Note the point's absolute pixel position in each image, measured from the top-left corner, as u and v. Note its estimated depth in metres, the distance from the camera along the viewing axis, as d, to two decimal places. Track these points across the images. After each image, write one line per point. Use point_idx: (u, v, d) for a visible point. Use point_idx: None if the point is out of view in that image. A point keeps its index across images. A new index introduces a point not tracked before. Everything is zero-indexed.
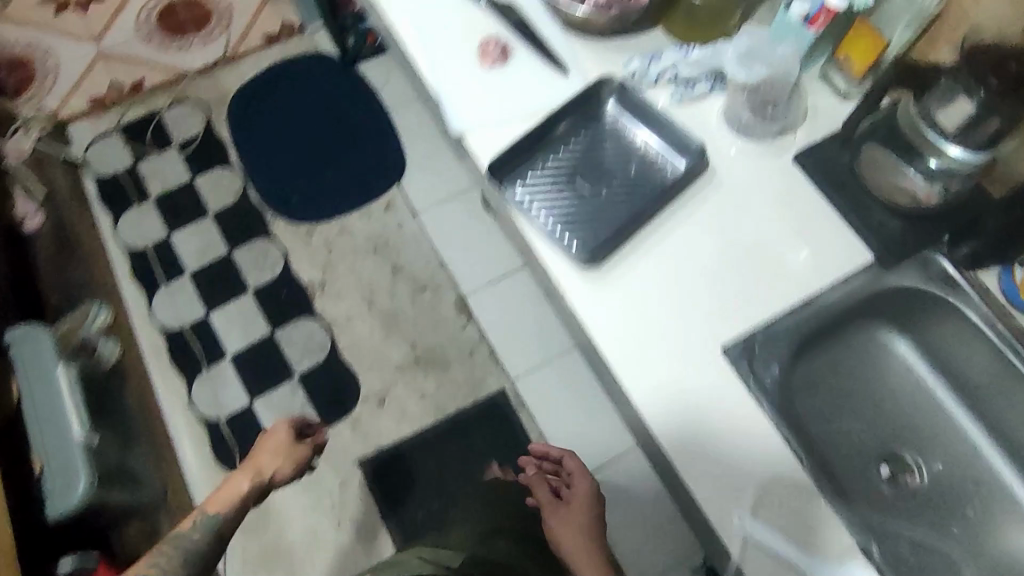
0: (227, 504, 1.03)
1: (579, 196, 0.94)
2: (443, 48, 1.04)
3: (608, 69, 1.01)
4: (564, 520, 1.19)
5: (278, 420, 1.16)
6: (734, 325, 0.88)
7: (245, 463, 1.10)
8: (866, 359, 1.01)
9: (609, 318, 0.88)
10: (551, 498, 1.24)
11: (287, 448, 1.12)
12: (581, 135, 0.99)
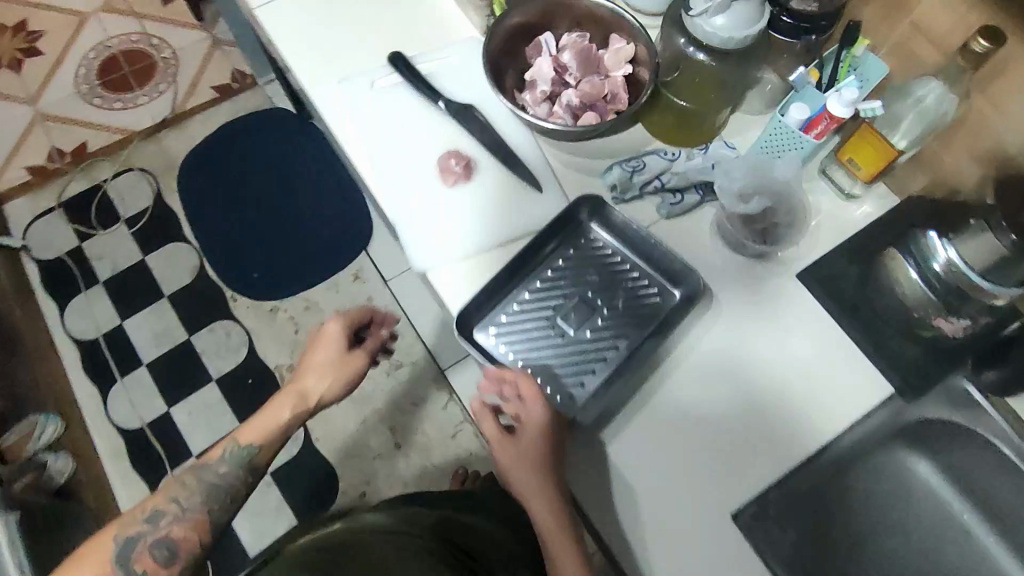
0: (261, 438, 0.87)
1: (563, 337, 0.84)
2: (398, 166, 0.92)
3: (586, 183, 0.91)
4: (543, 459, 0.77)
5: (336, 318, 0.93)
6: (744, 483, 0.78)
7: (303, 380, 0.91)
8: (890, 491, 0.90)
9: (605, 487, 0.78)
10: (534, 397, 0.76)
11: (336, 363, 0.91)
12: (559, 259, 0.87)
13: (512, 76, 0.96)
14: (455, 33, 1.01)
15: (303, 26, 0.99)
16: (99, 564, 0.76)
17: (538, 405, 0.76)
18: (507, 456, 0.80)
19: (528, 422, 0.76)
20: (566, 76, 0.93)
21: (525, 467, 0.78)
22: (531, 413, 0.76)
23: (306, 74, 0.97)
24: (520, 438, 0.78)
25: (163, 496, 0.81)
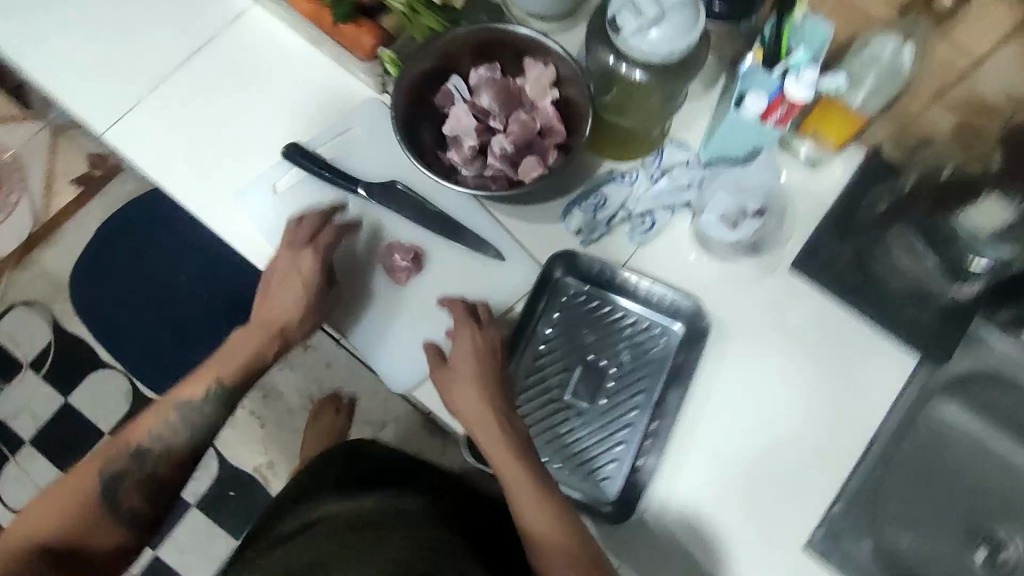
0: (231, 373, 0.76)
1: (579, 415, 0.76)
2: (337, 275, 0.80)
3: (549, 234, 0.81)
4: (481, 385, 0.71)
5: (297, 223, 0.77)
6: (805, 507, 0.75)
7: (270, 294, 0.77)
8: (930, 438, 0.80)
9: (674, 561, 0.72)
10: (470, 322, 0.74)
11: (291, 269, 0.76)
12: (545, 326, 0.78)
13: (429, 135, 0.81)
14: (348, 94, 0.85)
15: (172, 135, 0.84)
16: (124, 447, 0.71)
17: (468, 333, 0.73)
18: (446, 388, 0.72)
19: (461, 346, 0.72)
20: (492, 121, 0.81)
21: (463, 397, 0.71)
22: (462, 341, 0.72)
23: (195, 198, 0.82)
24: (452, 365, 0.73)
25: (135, 438, 0.72)
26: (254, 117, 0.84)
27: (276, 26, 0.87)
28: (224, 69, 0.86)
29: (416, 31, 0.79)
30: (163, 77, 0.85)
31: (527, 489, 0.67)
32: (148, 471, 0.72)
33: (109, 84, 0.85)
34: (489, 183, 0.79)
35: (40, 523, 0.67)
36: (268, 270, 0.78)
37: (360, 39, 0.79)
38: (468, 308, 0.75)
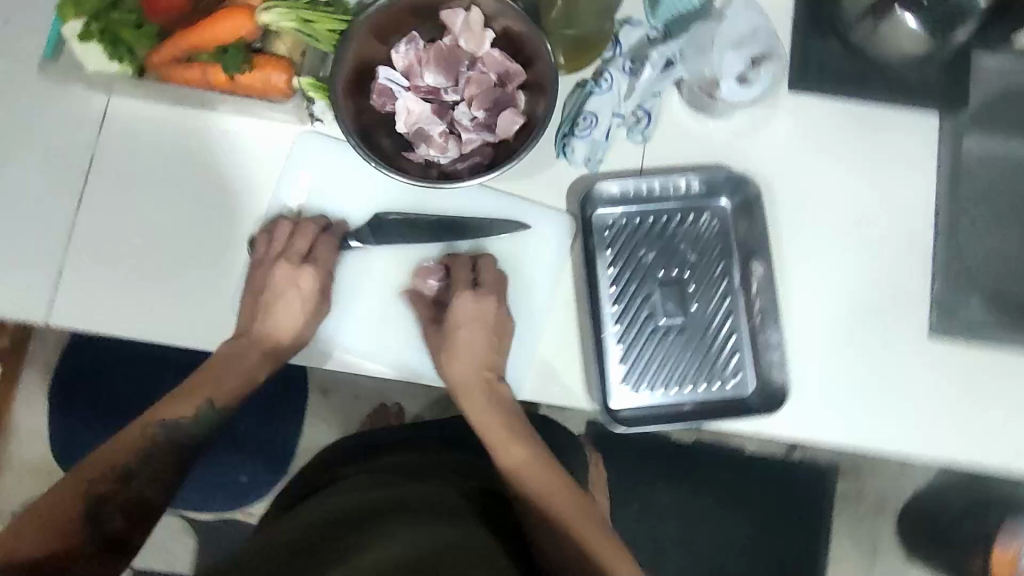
0: (229, 390, 0.70)
1: (682, 331, 0.73)
2: (379, 326, 0.72)
3: (556, 180, 0.74)
4: (479, 339, 0.71)
5: (281, 265, 0.70)
6: (911, 303, 0.75)
7: (262, 325, 0.71)
8: (966, 173, 0.76)
9: (826, 417, 0.72)
10: (463, 284, 0.71)
11: (284, 287, 0.70)
12: (605, 266, 0.74)
13: (390, 141, 0.72)
14: (273, 141, 0.72)
15: (117, 281, 0.72)
16: (136, 442, 0.65)
17: (468, 296, 0.70)
18: (444, 348, 0.71)
19: (457, 307, 0.70)
20: (443, 96, 0.72)
21: (462, 358, 0.71)
22: (459, 300, 0.70)
23: (188, 334, 0.72)
24: (449, 326, 0.71)
25: (139, 437, 0.66)
26: (192, 217, 0.72)
27: (151, 106, 0.72)
28: (127, 184, 0.72)
29: (322, 42, 0.68)
30: (69, 226, 0.72)
31: (529, 454, 0.70)
32: (144, 486, 0.65)
33: (14, 262, 0.72)
34: (478, 160, 0.71)
35: (41, 532, 0.59)
36: (248, 289, 0.71)
37: (267, 78, 0.68)
38: (469, 271, 0.72)
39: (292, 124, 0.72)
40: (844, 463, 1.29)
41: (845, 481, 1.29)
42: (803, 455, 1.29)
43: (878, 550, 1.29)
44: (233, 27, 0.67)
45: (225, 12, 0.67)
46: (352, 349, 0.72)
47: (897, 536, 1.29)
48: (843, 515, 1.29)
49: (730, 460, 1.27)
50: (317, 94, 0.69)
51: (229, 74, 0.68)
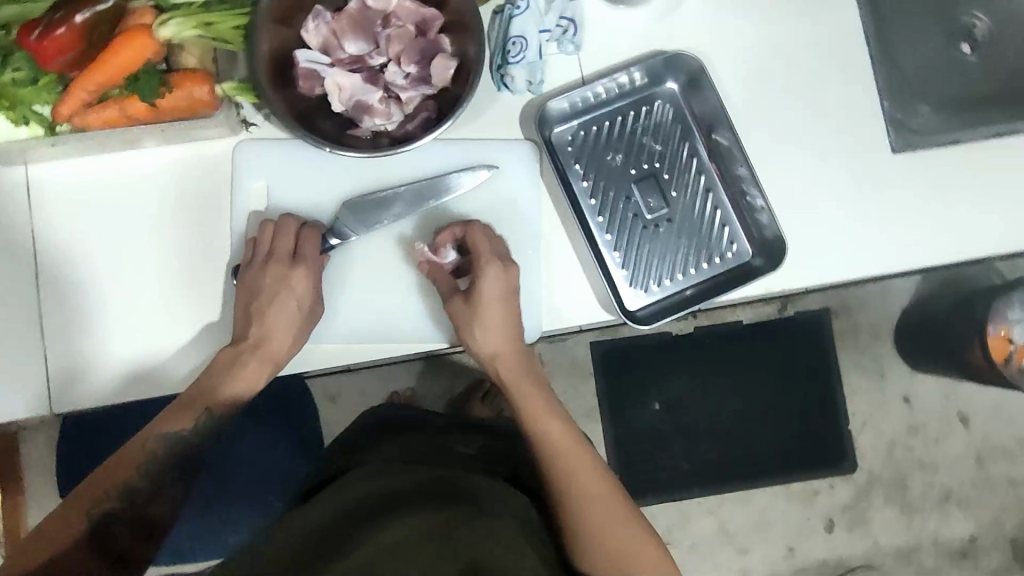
0: (226, 401, 0.66)
1: (669, 220, 0.74)
2: (384, 308, 0.72)
3: (505, 115, 0.73)
4: (509, 313, 0.70)
5: (286, 263, 0.67)
6: (869, 130, 0.76)
7: (266, 335, 0.67)
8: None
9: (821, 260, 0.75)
10: (489, 258, 0.69)
11: (275, 290, 0.67)
12: (578, 181, 0.74)
13: (331, 123, 0.70)
14: (215, 160, 0.70)
15: (107, 350, 0.69)
16: (135, 458, 0.64)
17: (499, 269, 0.68)
18: (471, 320, 0.69)
19: (486, 280, 0.68)
20: (371, 61, 0.69)
21: (495, 330, 0.70)
22: (487, 271, 0.68)
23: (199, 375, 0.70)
24: (472, 299, 0.69)
25: (137, 452, 0.64)
26: (161, 262, 0.69)
27: (79, 162, 0.69)
28: (82, 251, 0.69)
29: (231, 42, 0.65)
30: (36, 311, 0.68)
31: (567, 439, 0.72)
32: (145, 498, 0.64)
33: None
34: (425, 117, 0.70)
35: (38, 544, 0.60)
36: (243, 297, 0.67)
37: (188, 94, 0.63)
38: (490, 243, 0.70)
39: (228, 137, 0.70)
40: (833, 304, 1.35)
41: (839, 320, 1.35)
42: (796, 308, 1.34)
43: (886, 372, 1.37)
44: (137, 52, 0.63)
45: (122, 37, 0.62)
46: (364, 340, 0.71)
47: (897, 353, 1.37)
48: (847, 351, 1.36)
49: (732, 336, 1.32)
50: (243, 97, 0.67)
51: (150, 102, 0.64)
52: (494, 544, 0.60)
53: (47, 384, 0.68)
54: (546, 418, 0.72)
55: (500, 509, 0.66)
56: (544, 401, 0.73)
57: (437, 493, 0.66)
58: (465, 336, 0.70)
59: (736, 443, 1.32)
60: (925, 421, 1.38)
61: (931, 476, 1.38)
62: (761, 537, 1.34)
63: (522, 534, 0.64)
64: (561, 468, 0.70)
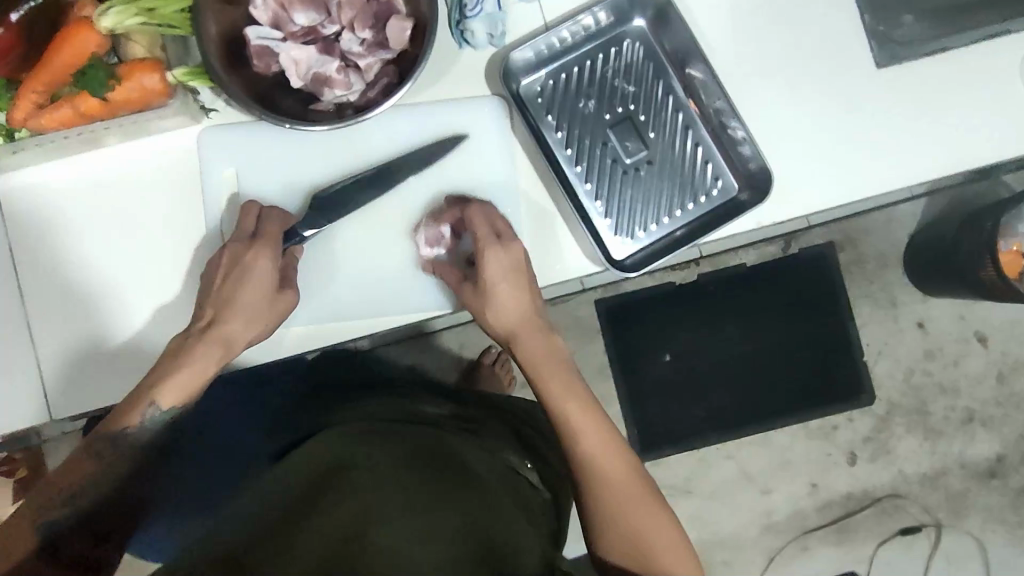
0: (179, 393, 0.60)
1: (649, 163, 0.72)
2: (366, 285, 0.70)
3: (471, 76, 0.71)
4: (519, 293, 0.68)
5: (252, 247, 0.64)
6: (850, 46, 0.72)
7: (225, 323, 0.62)
8: None
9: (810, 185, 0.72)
10: (488, 238, 0.66)
11: (235, 272, 0.63)
12: (552, 132, 0.72)
13: (293, 100, 0.68)
14: (180, 152, 0.69)
15: (98, 353, 0.69)
16: (85, 458, 0.61)
17: (498, 249, 0.66)
18: (480, 305, 0.68)
19: (488, 264, 0.66)
20: (323, 30, 0.67)
21: (508, 314, 0.68)
22: (490, 254, 0.66)
23: None
24: (479, 279, 0.67)
25: (86, 454, 0.61)
26: (141, 260, 0.69)
27: (44, 167, 0.68)
28: (61, 257, 0.68)
29: (178, 26, 0.63)
30: (24, 322, 0.68)
31: (587, 413, 0.67)
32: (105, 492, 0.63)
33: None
34: (387, 82, 0.67)
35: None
36: (206, 274, 0.65)
37: (139, 85, 0.61)
38: (494, 224, 0.67)
39: (190, 126, 0.69)
40: (838, 237, 1.33)
41: (846, 253, 1.33)
42: (800, 245, 1.32)
43: (896, 300, 1.35)
44: (81, 47, 0.61)
45: (65, 32, 0.60)
46: (351, 318, 0.71)
47: (907, 279, 1.34)
48: (856, 283, 1.33)
49: (736, 279, 1.30)
50: (199, 82, 0.64)
51: (101, 97, 0.62)
52: (489, 521, 0.63)
53: (43, 393, 0.68)
54: (569, 398, 0.68)
55: (488, 483, 0.69)
56: (563, 375, 0.69)
57: (431, 466, 0.68)
58: (478, 319, 0.70)
59: (749, 386, 1.31)
60: (941, 345, 1.36)
61: (951, 399, 1.36)
62: (783, 476, 1.34)
63: (513, 511, 0.68)
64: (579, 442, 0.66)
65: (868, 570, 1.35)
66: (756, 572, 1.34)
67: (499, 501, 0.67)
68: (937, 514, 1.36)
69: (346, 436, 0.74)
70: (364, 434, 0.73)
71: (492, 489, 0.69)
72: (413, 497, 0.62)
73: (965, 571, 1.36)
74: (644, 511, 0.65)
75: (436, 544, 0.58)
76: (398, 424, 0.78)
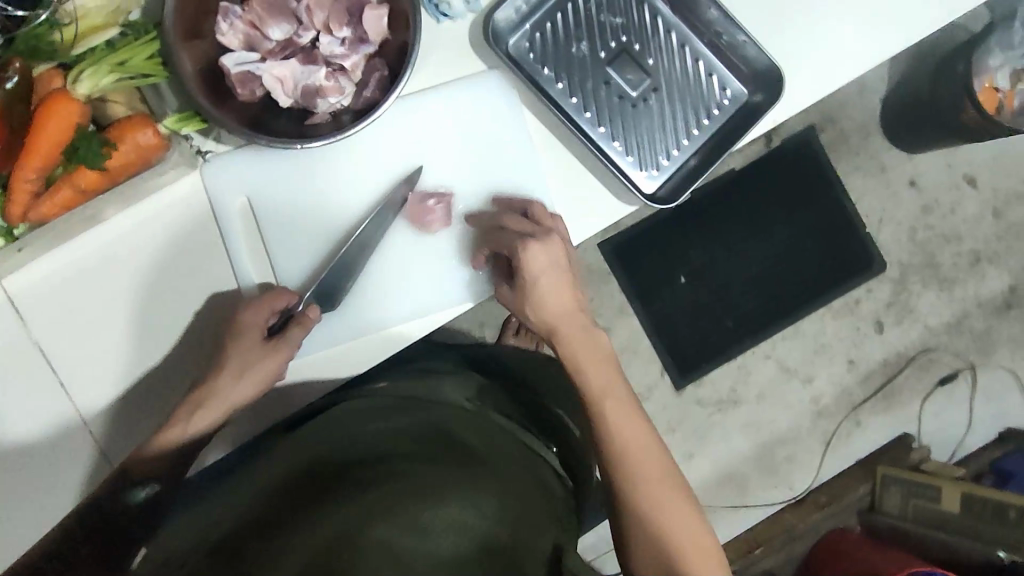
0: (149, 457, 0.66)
1: (655, 90, 0.71)
2: (388, 292, 0.70)
3: (454, 53, 0.69)
4: (559, 288, 0.68)
5: (249, 307, 0.65)
6: None
7: (211, 384, 0.66)
8: None
9: (813, 69, 0.70)
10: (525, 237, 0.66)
11: (246, 348, 0.65)
12: (552, 84, 0.70)
13: (285, 120, 0.65)
14: (180, 204, 0.67)
15: (153, 413, 0.70)
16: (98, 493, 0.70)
17: (538, 246, 0.65)
18: (526, 300, 0.68)
19: (529, 261, 0.65)
20: (299, 40, 0.64)
21: (550, 308, 0.68)
22: (529, 249, 0.65)
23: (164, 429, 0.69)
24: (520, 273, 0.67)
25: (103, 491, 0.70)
26: (169, 321, 0.69)
27: (44, 259, 0.65)
28: (88, 338, 0.68)
29: (151, 73, 0.63)
30: (73, 407, 0.69)
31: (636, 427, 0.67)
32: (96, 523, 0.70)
33: (58, 463, 0.69)
34: (379, 76, 0.64)
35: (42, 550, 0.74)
36: (232, 334, 0.66)
37: (134, 143, 0.63)
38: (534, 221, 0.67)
39: (190, 176, 0.67)
40: (816, 119, 1.29)
41: (827, 133, 1.30)
42: (782, 137, 1.29)
43: (885, 164, 1.32)
44: (64, 119, 0.62)
45: (45, 110, 0.61)
46: (398, 323, 0.71)
47: (891, 142, 1.31)
48: (843, 158, 1.30)
49: (731, 186, 1.27)
50: (189, 126, 0.65)
51: (101, 167, 0.64)
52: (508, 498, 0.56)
53: (109, 461, 0.70)
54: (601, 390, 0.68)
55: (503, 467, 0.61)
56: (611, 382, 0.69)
57: (440, 443, 0.60)
58: (522, 316, 0.70)
59: (773, 286, 1.29)
60: (936, 197, 1.34)
61: (957, 246, 1.35)
62: (820, 362, 1.34)
63: (524, 482, 0.61)
64: (631, 455, 0.65)
65: (919, 427, 1.35)
66: (817, 458, 1.34)
67: (517, 471, 0.61)
68: (969, 357, 1.36)
69: (351, 408, 0.68)
70: (367, 406, 0.68)
71: (506, 460, 0.62)
72: (419, 480, 0.53)
73: (1006, 403, 1.37)
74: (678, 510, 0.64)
75: (452, 534, 0.51)
76: (414, 396, 0.71)
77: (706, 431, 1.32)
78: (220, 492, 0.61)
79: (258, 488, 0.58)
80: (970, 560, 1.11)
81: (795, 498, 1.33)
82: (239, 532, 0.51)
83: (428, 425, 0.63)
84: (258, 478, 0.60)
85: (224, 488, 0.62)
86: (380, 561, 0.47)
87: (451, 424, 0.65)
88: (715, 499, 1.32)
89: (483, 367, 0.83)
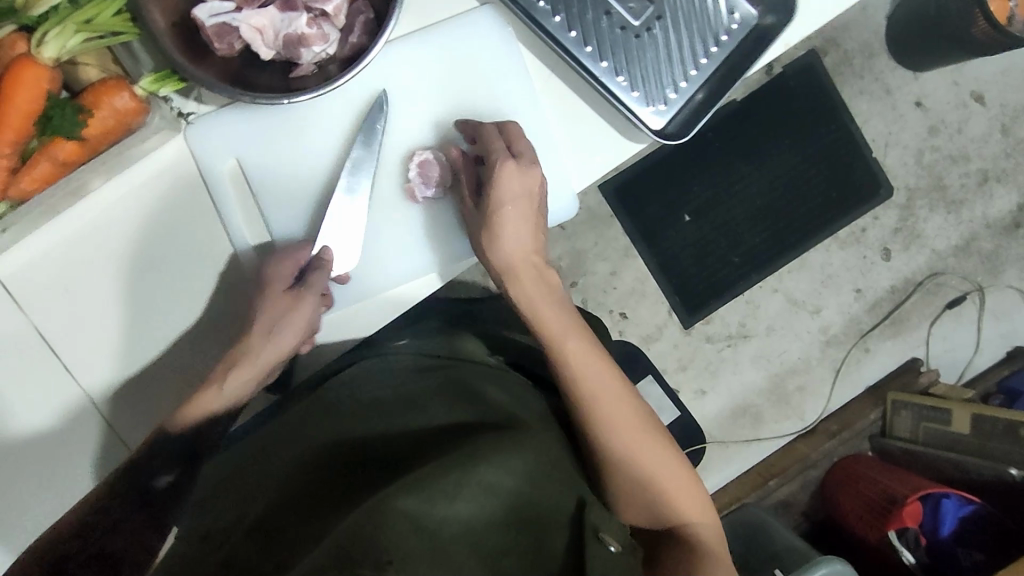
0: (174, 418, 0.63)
1: (658, 19, 0.67)
2: (386, 245, 0.68)
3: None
4: (525, 221, 0.64)
5: (273, 261, 0.64)
6: None
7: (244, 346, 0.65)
8: None
9: None
10: (501, 152, 0.63)
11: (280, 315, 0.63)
12: (549, 18, 0.65)
13: (269, 75, 0.62)
14: (168, 172, 0.64)
15: (167, 385, 0.68)
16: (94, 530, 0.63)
17: (511, 168, 0.62)
18: (488, 226, 0.64)
19: (501, 181, 0.62)
20: None
21: (512, 239, 0.64)
22: (501, 173, 0.62)
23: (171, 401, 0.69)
24: (490, 206, 0.63)
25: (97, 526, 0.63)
26: (167, 298, 0.66)
27: (36, 239, 0.63)
28: (84, 318, 0.65)
29: (124, 31, 0.60)
30: (80, 389, 0.67)
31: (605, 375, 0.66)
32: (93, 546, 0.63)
33: (69, 447, 0.68)
34: (364, 20, 0.60)
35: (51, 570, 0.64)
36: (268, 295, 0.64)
37: (112, 109, 0.60)
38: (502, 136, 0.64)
39: (171, 140, 0.64)
40: (818, 43, 1.24)
41: (829, 56, 1.24)
42: (783, 65, 1.24)
43: (890, 85, 1.27)
44: (32, 85, 0.59)
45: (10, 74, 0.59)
46: (408, 284, 0.69)
47: (896, 62, 1.26)
48: (847, 82, 1.26)
49: (730, 119, 1.22)
50: (168, 86, 0.62)
51: (80, 136, 0.62)
52: (538, 457, 0.56)
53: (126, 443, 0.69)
54: (572, 340, 0.66)
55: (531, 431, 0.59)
56: (565, 321, 0.66)
57: (465, 416, 0.60)
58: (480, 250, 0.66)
59: (779, 218, 1.25)
60: (943, 117, 1.30)
61: (965, 165, 1.31)
62: (828, 292, 1.32)
63: (545, 444, 0.59)
64: (603, 403, 0.64)
65: (928, 350, 1.34)
66: (828, 388, 1.34)
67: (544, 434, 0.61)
68: (977, 278, 1.34)
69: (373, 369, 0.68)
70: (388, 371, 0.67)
71: (528, 424, 0.61)
72: (444, 456, 0.53)
73: (1017, 320, 1.35)
74: (665, 461, 0.64)
75: (479, 498, 0.49)
76: (433, 354, 0.71)
77: (717, 367, 1.31)
78: (241, 466, 0.61)
79: (283, 464, 0.57)
80: (980, 476, 1.10)
81: (808, 428, 1.33)
82: (269, 516, 0.51)
83: (451, 390, 0.63)
84: (281, 454, 0.59)
85: (247, 463, 0.60)
86: (402, 524, 0.45)
87: (472, 386, 0.64)
88: (729, 433, 1.32)
89: (473, 325, 0.81)
